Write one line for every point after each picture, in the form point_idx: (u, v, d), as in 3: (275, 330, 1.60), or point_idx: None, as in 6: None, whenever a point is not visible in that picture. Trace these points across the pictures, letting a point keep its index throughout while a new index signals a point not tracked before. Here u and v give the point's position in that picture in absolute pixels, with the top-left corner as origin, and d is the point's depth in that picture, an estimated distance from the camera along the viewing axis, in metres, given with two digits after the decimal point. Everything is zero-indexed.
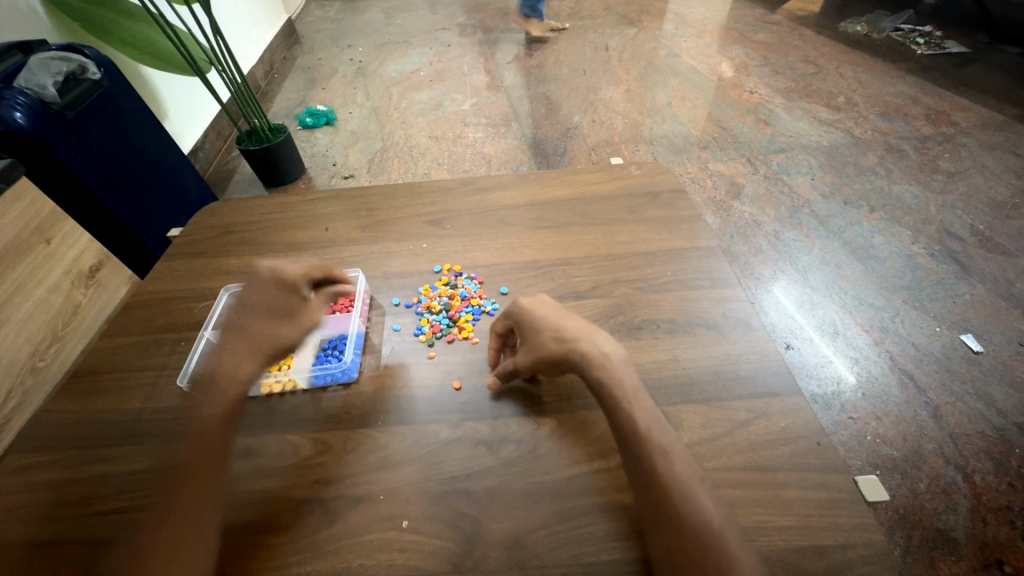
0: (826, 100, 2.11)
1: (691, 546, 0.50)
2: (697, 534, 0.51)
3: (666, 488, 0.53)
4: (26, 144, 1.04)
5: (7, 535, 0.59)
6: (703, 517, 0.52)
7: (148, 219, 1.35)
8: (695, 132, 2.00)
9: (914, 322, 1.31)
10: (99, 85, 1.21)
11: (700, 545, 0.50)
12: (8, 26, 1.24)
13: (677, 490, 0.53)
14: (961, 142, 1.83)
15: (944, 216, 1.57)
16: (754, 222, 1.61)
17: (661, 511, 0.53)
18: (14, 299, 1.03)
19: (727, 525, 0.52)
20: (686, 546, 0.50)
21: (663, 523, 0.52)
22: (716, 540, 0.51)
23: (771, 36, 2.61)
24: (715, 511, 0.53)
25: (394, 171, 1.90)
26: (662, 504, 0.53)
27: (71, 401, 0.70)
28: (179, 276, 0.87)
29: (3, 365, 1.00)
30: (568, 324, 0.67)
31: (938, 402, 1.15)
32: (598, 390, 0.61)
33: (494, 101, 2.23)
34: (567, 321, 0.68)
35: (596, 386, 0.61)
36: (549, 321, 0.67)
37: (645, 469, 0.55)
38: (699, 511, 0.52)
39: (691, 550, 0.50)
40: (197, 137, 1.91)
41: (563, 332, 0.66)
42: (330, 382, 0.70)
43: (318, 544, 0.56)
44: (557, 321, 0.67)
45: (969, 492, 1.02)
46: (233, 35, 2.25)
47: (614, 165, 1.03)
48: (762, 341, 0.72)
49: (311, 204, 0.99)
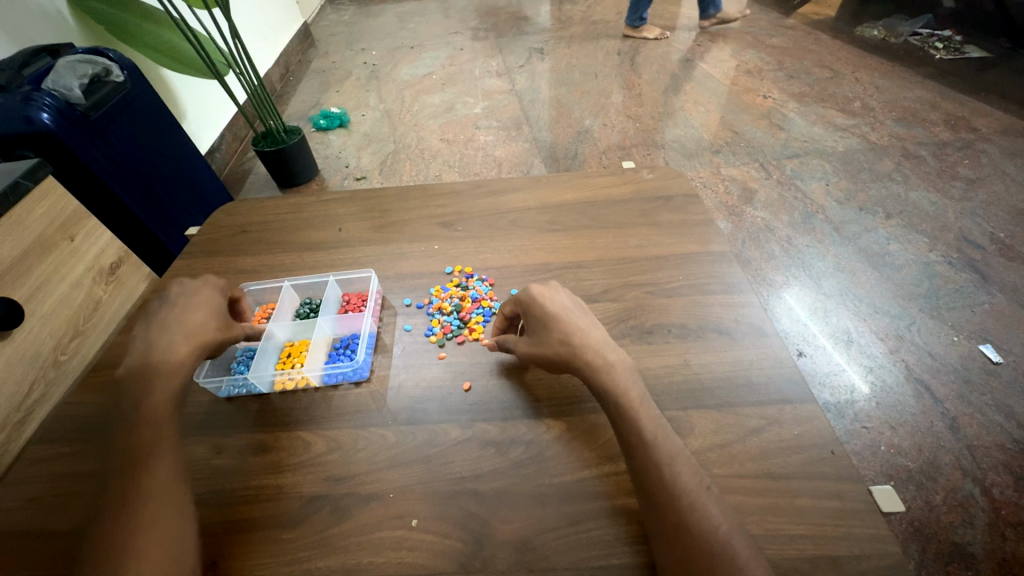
0: (841, 105, 2.09)
1: (699, 551, 0.50)
2: (704, 539, 0.51)
3: (673, 493, 0.53)
4: (53, 144, 1.07)
5: (28, 522, 0.61)
6: (711, 522, 0.52)
7: (167, 218, 1.38)
8: (707, 136, 1.99)
9: (931, 331, 1.29)
10: (123, 87, 1.24)
11: (707, 551, 0.50)
12: (36, 29, 1.28)
13: (684, 496, 0.53)
14: (981, 148, 1.80)
15: (962, 223, 1.55)
16: (766, 227, 1.60)
17: (667, 515, 0.52)
18: (41, 292, 0.97)
19: (735, 530, 0.52)
20: (692, 551, 0.50)
21: (669, 527, 0.52)
22: (724, 546, 0.50)
23: (785, 40, 2.59)
24: (723, 516, 0.52)
25: (406, 173, 1.92)
26: (668, 508, 0.53)
27: (92, 394, 0.73)
28: (195, 274, 0.89)
29: (27, 357, 0.94)
30: (577, 317, 0.68)
31: (955, 413, 1.13)
32: (607, 394, 0.61)
33: (507, 105, 2.24)
34: (576, 312, 0.69)
35: (605, 390, 0.61)
36: (560, 309, 0.68)
37: (652, 473, 0.55)
38: (708, 517, 0.52)
39: (697, 555, 0.50)
40: (214, 138, 1.94)
41: (573, 324, 0.66)
42: (343, 381, 0.71)
43: (329, 541, 0.56)
44: (567, 313, 0.68)
45: (987, 506, 1.00)
46: (250, 39, 2.29)
47: (626, 169, 1.02)
48: (776, 348, 0.71)
49: (325, 205, 1.00)
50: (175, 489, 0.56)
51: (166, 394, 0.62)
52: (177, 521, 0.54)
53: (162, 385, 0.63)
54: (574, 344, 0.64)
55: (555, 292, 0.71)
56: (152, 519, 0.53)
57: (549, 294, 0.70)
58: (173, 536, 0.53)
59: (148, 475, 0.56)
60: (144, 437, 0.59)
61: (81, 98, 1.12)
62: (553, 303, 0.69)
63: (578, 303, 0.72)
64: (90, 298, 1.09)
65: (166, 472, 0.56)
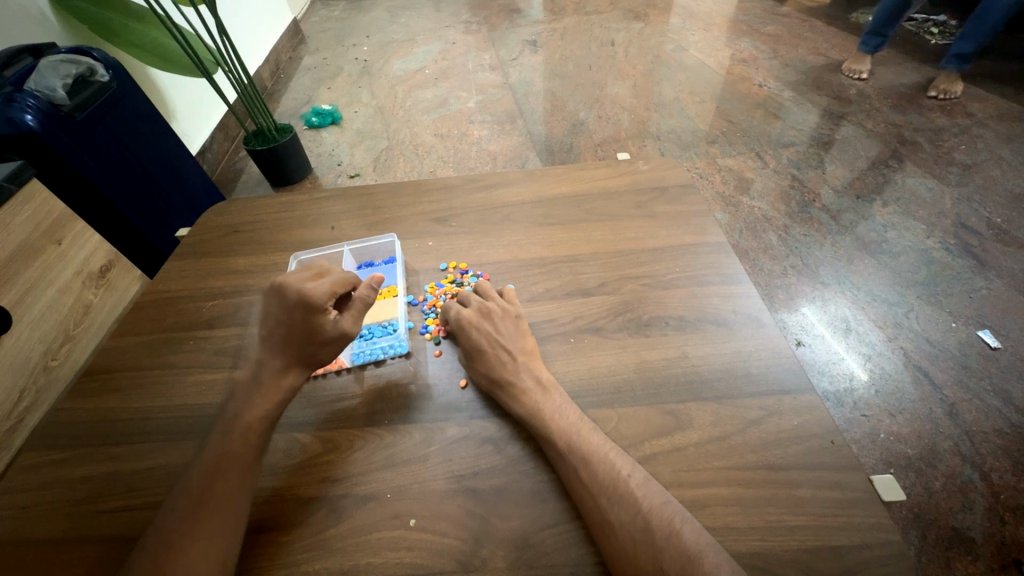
0: (836, 92, 2.08)
1: (622, 542, 0.51)
2: (626, 531, 0.52)
3: (596, 493, 0.54)
4: (38, 145, 1.05)
5: (21, 530, 0.60)
6: (631, 510, 0.53)
7: (158, 219, 1.37)
8: (703, 126, 1.98)
9: (929, 317, 1.29)
10: (108, 87, 1.22)
11: (631, 542, 0.51)
12: (18, 29, 1.25)
13: (603, 490, 0.54)
14: (977, 133, 1.79)
15: (960, 209, 1.54)
16: (763, 217, 1.59)
17: (591, 512, 0.54)
18: (27, 300, 0.96)
19: (666, 504, 0.53)
20: (627, 541, 0.51)
21: (637, 539, 0.51)
22: (659, 531, 0.51)
23: (780, 28, 2.57)
24: (655, 494, 0.54)
25: (400, 170, 1.90)
26: (593, 506, 0.54)
27: (82, 400, 0.72)
28: (187, 275, 0.87)
29: (15, 365, 0.93)
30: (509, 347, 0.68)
31: (954, 399, 1.13)
32: (527, 416, 0.62)
33: (500, 98, 2.22)
34: (503, 340, 0.69)
35: (527, 410, 0.62)
36: (494, 336, 0.69)
37: (575, 474, 0.56)
38: (631, 506, 0.53)
39: (628, 548, 0.51)
40: (205, 137, 1.92)
41: (502, 356, 0.67)
42: (369, 361, 0.72)
43: (326, 542, 0.56)
44: (500, 342, 0.69)
45: (986, 491, 1.00)
46: (239, 36, 2.26)
47: (621, 160, 1.01)
48: (774, 338, 0.71)
49: (317, 203, 0.99)
50: (235, 506, 0.56)
51: (264, 412, 0.62)
52: (200, 534, 0.53)
53: (268, 404, 0.62)
54: (497, 371, 0.65)
55: (489, 321, 0.71)
56: (209, 530, 0.53)
57: (481, 321, 0.71)
58: (214, 552, 0.52)
59: (230, 485, 0.56)
60: (243, 448, 0.59)
61: (65, 99, 1.10)
62: (480, 331, 0.70)
63: (518, 326, 0.72)
64: (79, 302, 1.08)
65: (235, 489, 0.56)
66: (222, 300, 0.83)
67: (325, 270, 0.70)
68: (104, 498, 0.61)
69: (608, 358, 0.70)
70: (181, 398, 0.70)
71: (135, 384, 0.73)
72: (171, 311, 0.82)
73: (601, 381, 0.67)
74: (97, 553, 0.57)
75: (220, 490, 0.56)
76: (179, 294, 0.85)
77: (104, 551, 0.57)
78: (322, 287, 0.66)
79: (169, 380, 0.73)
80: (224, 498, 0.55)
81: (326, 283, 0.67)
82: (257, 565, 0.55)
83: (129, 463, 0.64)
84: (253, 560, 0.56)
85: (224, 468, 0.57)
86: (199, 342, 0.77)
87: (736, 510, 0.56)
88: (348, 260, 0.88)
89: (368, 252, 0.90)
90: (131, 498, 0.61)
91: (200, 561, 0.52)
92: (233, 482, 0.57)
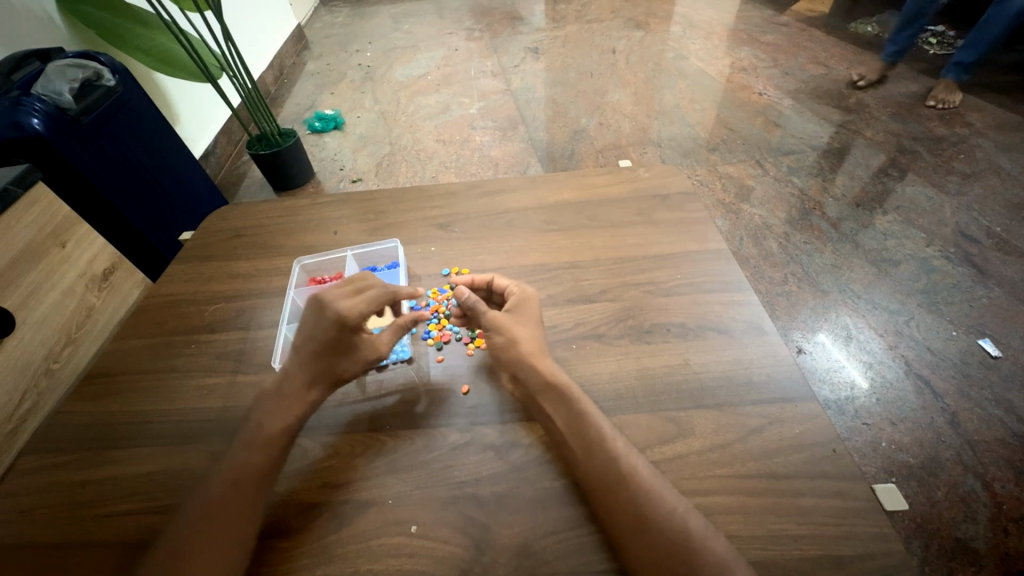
0: (836, 101, 2.09)
1: (658, 542, 0.51)
2: (652, 535, 0.51)
3: (619, 498, 0.54)
4: (44, 149, 1.06)
5: (21, 534, 0.60)
6: (668, 507, 0.53)
7: (162, 222, 1.37)
8: (703, 134, 1.99)
9: (930, 326, 1.29)
10: (114, 91, 1.23)
11: (658, 546, 0.51)
12: (25, 34, 1.27)
13: (633, 490, 0.54)
14: (976, 142, 1.80)
15: (959, 218, 1.55)
16: (764, 225, 1.59)
17: (620, 512, 0.53)
18: (30, 302, 0.96)
19: (690, 510, 0.53)
20: (653, 545, 0.51)
21: (664, 544, 0.51)
22: (684, 536, 0.51)
23: (779, 37, 2.59)
24: (678, 499, 0.54)
25: (402, 175, 1.91)
26: (620, 507, 0.53)
27: (85, 403, 0.72)
28: (190, 279, 0.88)
29: (17, 367, 0.93)
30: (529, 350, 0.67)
31: (955, 409, 1.13)
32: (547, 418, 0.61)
33: (501, 105, 2.23)
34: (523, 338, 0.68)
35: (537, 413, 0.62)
36: (514, 333, 0.68)
37: (601, 474, 0.56)
38: (656, 511, 0.52)
39: (663, 548, 0.50)
40: (208, 141, 1.93)
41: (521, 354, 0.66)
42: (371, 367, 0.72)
43: (327, 548, 0.56)
44: (520, 339, 0.68)
45: (989, 501, 1.00)
46: (244, 42, 2.28)
47: (622, 168, 1.02)
48: (776, 346, 0.71)
49: (320, 208, 0.99)
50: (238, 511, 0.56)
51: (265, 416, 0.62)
52: (203, 539, 0.53)
53: (269, 408, 0.62)
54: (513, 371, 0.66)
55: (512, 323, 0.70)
56: (212, 535, 0.53)
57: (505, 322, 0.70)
58: (216, 557, 0.52)
59: (233, 490, 0.56)
60: (245, 453, 0.59)
61: (71, 103, 1.11)
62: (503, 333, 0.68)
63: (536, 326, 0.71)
64: (82, 305, 1.08)
65: (237, 493, 0.56)
66: (225, 304, 0.83)
67: (362, 284, 0.70)
68: (105, 502, 0.61)
69: (610, 364, 0.70)
70: (184, 402, 0.70)
71: (137, 387, 0.73)
72: (174, 315, 0.82)
73: (603, 387, 0.67)
74: (98, 558, 0.57)
75: (223, 495, 0.56)
76: (183, 298, 0.85)
77: (104, 555, 0.57)
78: (358, 308, 0.67)
79: (171, 383, 0.73)
80: (225, 503, 0.55)
81: (348, 294, 0.68)
82: (257, 571, 0.55)
83: (130, 467, 0.64)
84: (254, 566, 0.55)
85: (225, 473, 0.57)
86: (201, 346, 0.77)
87: (738, 518, 0.56)
88: (350, 265, 0.89)
89: (370, 257, 0.90)
90: (132, 502, 0.61)
91: (201, 566, 0.51)
92: (234, 486, 0.56)
